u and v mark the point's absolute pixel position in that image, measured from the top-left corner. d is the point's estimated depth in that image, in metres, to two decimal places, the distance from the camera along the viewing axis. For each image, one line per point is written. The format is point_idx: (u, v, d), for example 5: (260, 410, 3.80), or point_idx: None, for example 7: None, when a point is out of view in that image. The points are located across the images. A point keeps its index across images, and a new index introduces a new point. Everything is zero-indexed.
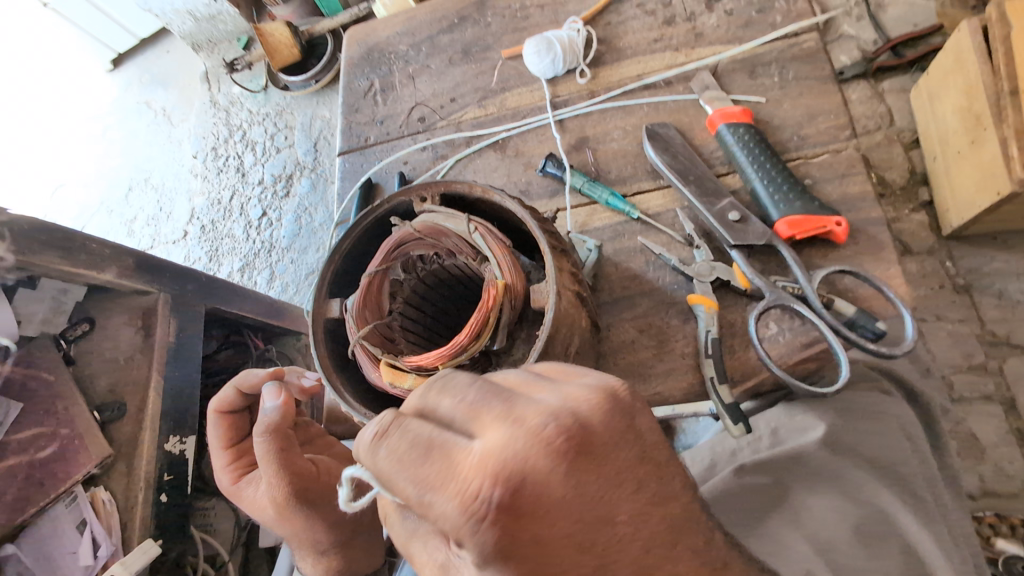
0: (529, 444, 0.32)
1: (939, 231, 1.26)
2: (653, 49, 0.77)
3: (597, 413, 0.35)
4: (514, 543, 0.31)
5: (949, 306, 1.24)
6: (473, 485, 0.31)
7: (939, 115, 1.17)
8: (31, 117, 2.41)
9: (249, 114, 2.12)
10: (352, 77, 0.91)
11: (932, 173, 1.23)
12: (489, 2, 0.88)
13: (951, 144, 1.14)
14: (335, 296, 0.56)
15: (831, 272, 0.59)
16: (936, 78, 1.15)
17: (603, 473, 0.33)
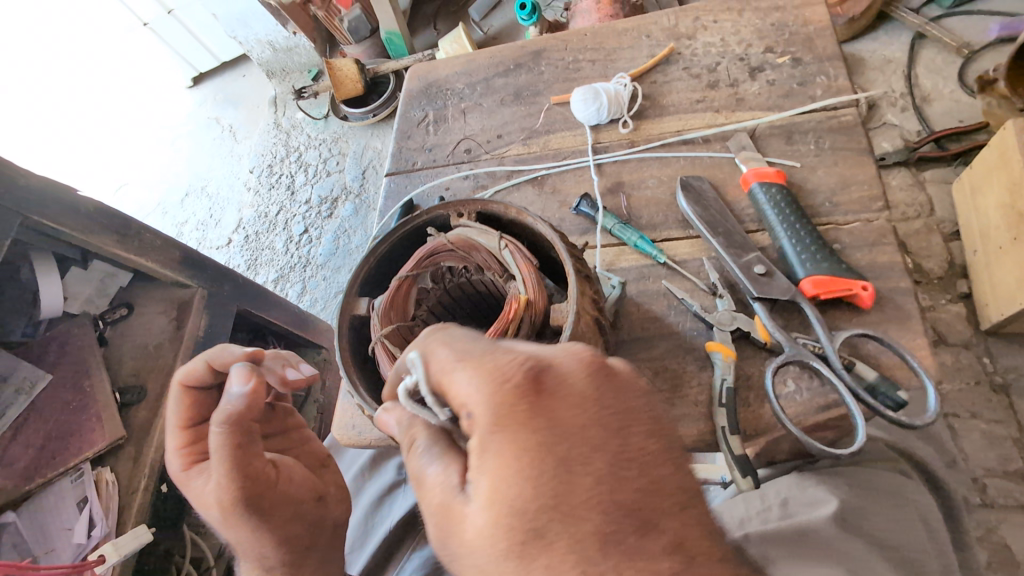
0: (558, 354, 0.40)
1: (978, 325, 1.23)
2: (694, 109, 0.81)
3: (618, 365, 0.42)
4: (530, 408, 0.37)
5: (984, 404, 1.19)
6: (507, 362, 0.38)
7: (981, 207, 1.17)
8: (112, 120, 2.62)
9: (307, 138, 2.26)
10: (409, 107, 0.98)
11: (971, 265, 1.22)
12: (544, 53, 0.94)
13: (993, 237, 1.13)
14: (364, 296, 0.58)
15: (853, 335, 0.58)
16: (979, 171, 1.16)
17: (615, 403, 0.39)
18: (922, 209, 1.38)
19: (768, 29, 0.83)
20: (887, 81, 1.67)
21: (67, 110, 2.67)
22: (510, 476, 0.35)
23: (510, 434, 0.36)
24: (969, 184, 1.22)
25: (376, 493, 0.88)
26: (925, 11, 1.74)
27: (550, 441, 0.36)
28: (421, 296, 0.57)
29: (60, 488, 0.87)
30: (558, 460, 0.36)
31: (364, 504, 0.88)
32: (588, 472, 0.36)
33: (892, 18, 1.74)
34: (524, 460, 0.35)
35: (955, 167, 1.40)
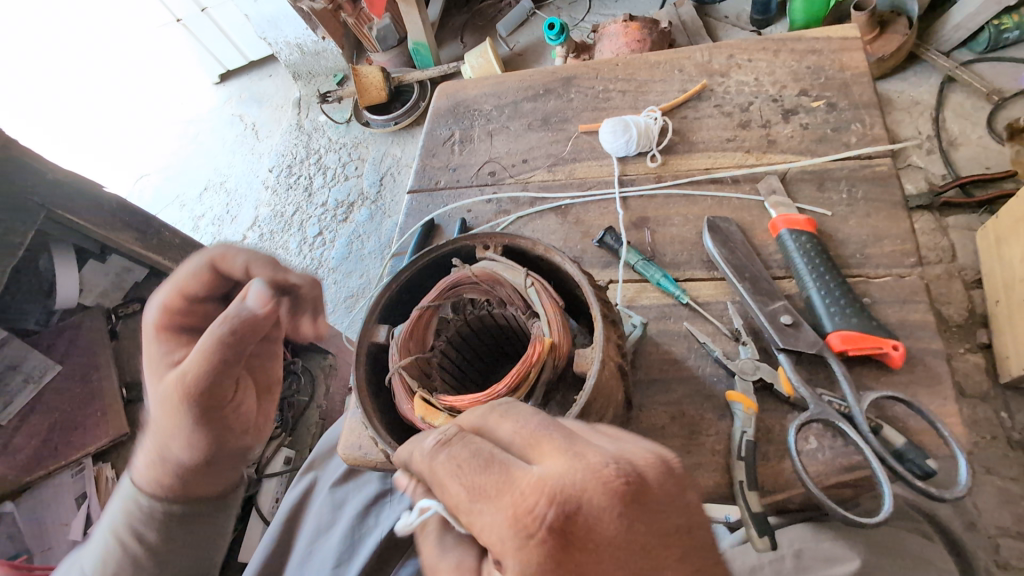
0: (588, 477, 0.33)
1: (996, 377, 1.20)
2: (724, 148, 0.80)
3: (658, 467, 0.35)
4: (558, 560, 0.32)
5: (1001, 460, 1.16)
6: (528, 501, 0.33)
7: (1006, 259, 1.15)
8: (137, 112, 2.66)
9: (328, 142, 2.27)
10: (435, 125, 0.98)
11: (993, 316, 1.19)
12: (575, 80, 0.94)
13: (1017, 289, 1.11)
14: (383, 322, 0.57)
15: (881, 397, 0.57)
16: (1005, 222, 1.14)
17: (655, 530, 0.33)
18: (944, 255, 1.36)
19: (803, 71, 0.83)
20: (913, 123, 1.67)
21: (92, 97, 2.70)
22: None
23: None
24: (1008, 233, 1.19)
25: (362, 505, 0.83)
26: (956, 55, 1.73)
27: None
28: (441, 328, 0.56)
29: (59, 481, 1.03)
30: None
31: (347, 517, 0.82)
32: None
33: (921, 60, 1.73)
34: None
35: (980, 215, 1.38)
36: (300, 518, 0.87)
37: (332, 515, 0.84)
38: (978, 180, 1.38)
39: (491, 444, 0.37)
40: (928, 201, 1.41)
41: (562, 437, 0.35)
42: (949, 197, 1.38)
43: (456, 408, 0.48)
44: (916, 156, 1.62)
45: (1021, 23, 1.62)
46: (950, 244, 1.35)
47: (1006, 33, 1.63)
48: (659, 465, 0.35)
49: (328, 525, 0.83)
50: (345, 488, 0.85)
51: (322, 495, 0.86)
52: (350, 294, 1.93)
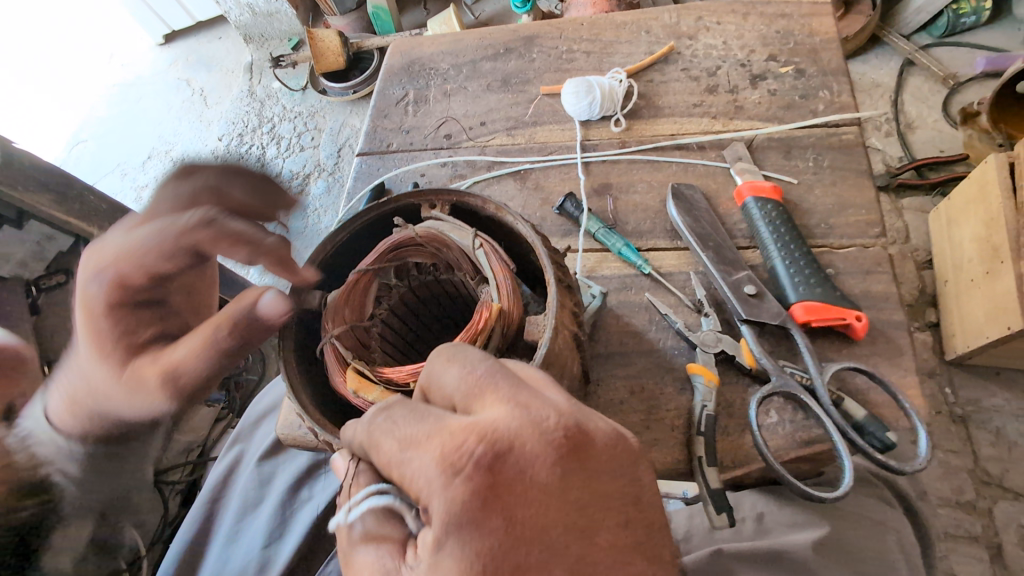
0: (526, 424, 0.34)
1: (942, 354, 1.23)
2: (690, 113, 0.76)
3: (605, 431, 0.36)
4: (484, 504, 0.32)
5: (944, 434, 1.18)
6: (457, 441, 0.33)
7: (956, 239, 1.17)
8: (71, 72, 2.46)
9: (282, 110, 2.15)
10: (388, 84, 0.91)
11: (942, 296, 1.22)
12: (537, 40, 0.88)
13: (965, 269, 1.13)
14: (317, 288, 0.52)
15: (843, 368, 0.55)
16: (957, 203, 1.15)
17: (591, 487, 0.34)
18: (898, 235, 1.38)
19: (772, 36, 0.80)
20: (874, 104, 1.68)
21: None
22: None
23: (456, 527, 0.31)
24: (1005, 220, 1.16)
25: (291, 479, 0.78)
26: (915, 39, 1.75)
27: (508, 542, 0.31)
28: (384, 296, 0.51)
29: None
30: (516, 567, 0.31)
31: (276, 492, 0.78)
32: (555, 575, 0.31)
33: (883, 42, 1.74)
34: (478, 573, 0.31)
35: (933, 197, 1.41)
36: (223, 502, 0.80)
37: (259, 492, 0.79)
38: (933, 162, 1.40)
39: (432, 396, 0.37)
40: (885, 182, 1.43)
41: (506, 383, 0.35)
42: (905, 178, 1.40)
43: (393, 380, 0.44)
44: (874, 138, 1.64)
45: (978, 8, 1.64)
46: (905, 224, 1.37)
47: (964, 18, 1.66)
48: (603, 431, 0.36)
49: (255, 503, 0.78)
50: (275, 462, 0.81)
51: (247, 473, 0.80)
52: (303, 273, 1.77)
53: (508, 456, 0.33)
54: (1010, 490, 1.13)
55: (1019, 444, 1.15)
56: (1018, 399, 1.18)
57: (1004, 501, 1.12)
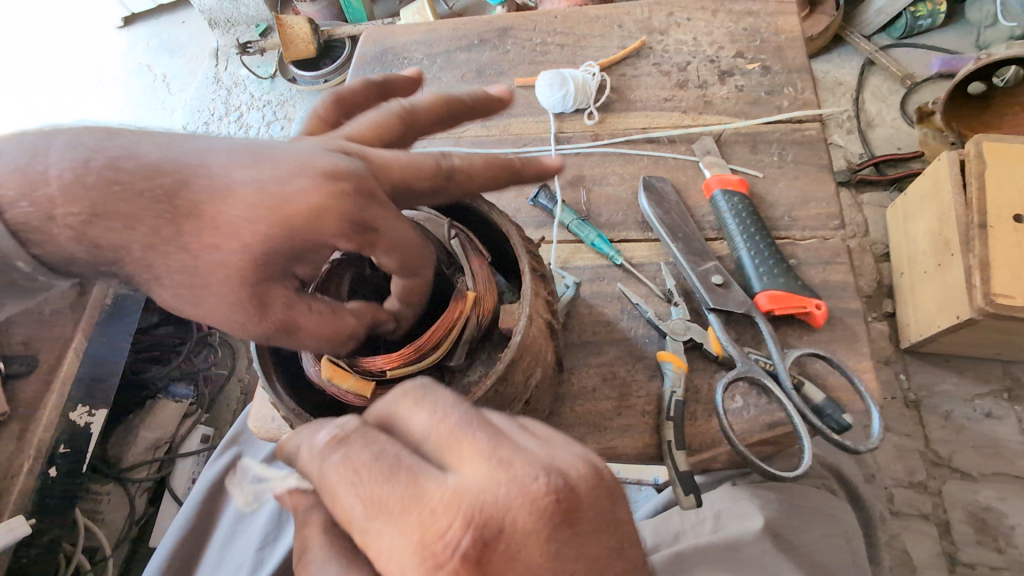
0: (511, 491, 0.29)
1: (898, 343, 1.29)
2: (662, 107, 0.78)
3: (589, 475, 0.31)
4: None
5: (899, 418, 1.24)
6: (440, 522, 0.29)
7: (912, 232, 1.22)
8: (25, 55, 2.36)
9: (250, 99, 2.09)
10: (360, 73, 0.90)
11: (898, 287, 1.27)
12: (512, 31, 0.89)
13: (920, 261, 1.18)
14: None
15: (803, 354, 0.58)
16: (913, 199, 1.21)
17: (581, 548, 0.30)
18: (858, 229, 1.44)
19: (740, 33, 0.82)
20: (837, 102, 1.74)
21: None
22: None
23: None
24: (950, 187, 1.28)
25: None
26: (876, 39, 1.82)
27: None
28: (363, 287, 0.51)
29: None
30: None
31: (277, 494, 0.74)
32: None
33: (845, 42, 1.81)
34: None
35: (891, 192, 1.47)
36: (224, 500, 0.79)
37: None
38: (891, 159, 1.46)
39: (399, 445, 0.32)
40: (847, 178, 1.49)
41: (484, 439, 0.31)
42: (865, 174, 1.46)
43: (369, 369, 0.44)
44: (837, 135, 1.70)
45: (933, 11, 1.72)
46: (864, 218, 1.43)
47: (920, 20, 1.73)
48: (587, 479, 0.31)
49: (253, 507, 0.75)
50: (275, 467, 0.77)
51: (249, 473, 0.78)
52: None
53: (494, 539, 0.29)
54: (958, 470, 1.19)
55: (966, 427, 1.22)
56: (967, 384, 1.24)
57: (952, 481, 1.19)
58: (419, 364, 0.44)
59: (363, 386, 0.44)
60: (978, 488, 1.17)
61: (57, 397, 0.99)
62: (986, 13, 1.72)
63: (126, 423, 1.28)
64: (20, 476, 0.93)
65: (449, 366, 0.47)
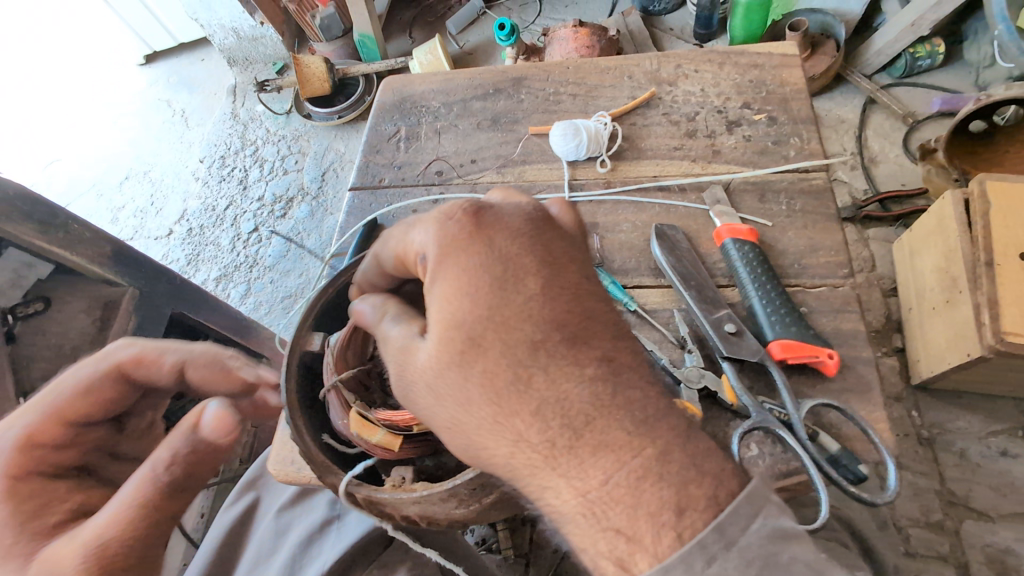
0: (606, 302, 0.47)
1: (909, 379, 1.29)
2: (672, 156, 0.81)
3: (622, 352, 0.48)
4: (578, 307, 0.45)
5: (912, 456, 1.24)
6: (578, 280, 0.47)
7: (918, 269, 1.23)
8: (63, 99, 2.63)
9: (265, 133, 2.35)
10: (380, 121, 0.94)
11: (907, 323, 1.28)
12: (526, 82, 0.93)
13: (927, 297, 1.19)
14: (318, 329, 0.56)
15: (817, 404, 0.58)
16: (918, 237, 1.22)
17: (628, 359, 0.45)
18: (865, 265, 1.46)
19: (747, 84, 0.85)
20: (840, 140, 1.80)
21: (32, 89, 2.71)
22: (431, 338, 0.45)
23: (456, 263, 0.45)
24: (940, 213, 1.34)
25: (304, 534, 0.75)
26: (877, 78, 1.91)
27: (469, 310, 0.44)
28: None
29: None
30: (450, 342, 0.44)
31: (291, 543, 0.74)
32: (476, 377, 0.43)
33: (847, 81, 1.89)
34: (445, 311, 0.45)
35: (896, 228, 1.50)
36: (240, 547, 0.79)
37: (274, 543, 0.76)
38: (895, 196, 1.49)
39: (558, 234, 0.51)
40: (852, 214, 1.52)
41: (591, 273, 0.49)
42: (870, 211, 1.49)
43: (396, 423, 0.47)
44: (842, 172, 1.75)
45: (932, 53, 1.81)
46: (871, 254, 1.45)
47: (920, 61, 1.83)
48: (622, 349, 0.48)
49: (268, 555, 0.75)
50: (292, 514, 0.79)
51: (268, 517, 0.79)
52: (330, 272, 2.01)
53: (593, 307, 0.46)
54: (977, 510, 1.17)
55: (982, 465, 1.21)
56: (981, 422, 1.24)
57: (969, 521, 1.17)
58: (445, 419, 0.48)
59: (392, 439, 0.47)
60: (996, 529, 1.15)
61: None
62: (984, 55, 1.81)
63: None
64: None
65: None
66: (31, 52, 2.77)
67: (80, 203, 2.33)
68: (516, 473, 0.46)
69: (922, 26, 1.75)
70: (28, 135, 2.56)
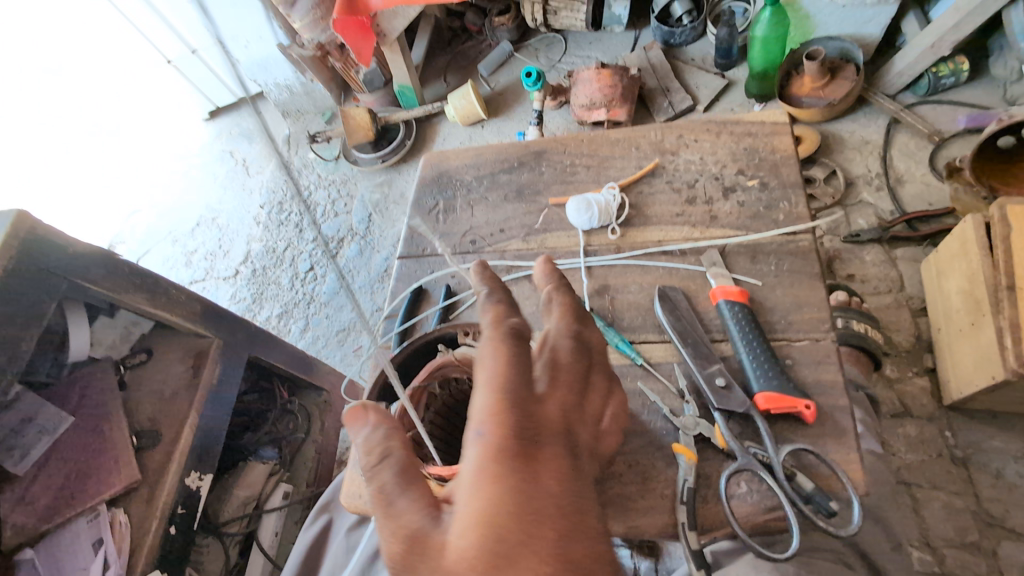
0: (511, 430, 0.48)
1: (941, 400, 1.49)
2: (674, 222, 0.92)
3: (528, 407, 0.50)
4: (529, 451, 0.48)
5: (946, 477, 1.42)
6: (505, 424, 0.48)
7: (947, 289, 1.47)
8: (135, 155, 2.93)
9: (317, 179, 2.59)
10: (421, 194, 1.09)
11: (938, 342, 1.51)
12: (546, 155, 1.06)
13: (954, 316, 1.43)
14: (382, 395, 0.72)
15: (795, 448, 0.68)
16: (945, 261, 1.46)
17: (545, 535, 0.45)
18: (896, 286, 1.68)
19: (741, 152, 0.95)
20: (866, 161, 1.93)
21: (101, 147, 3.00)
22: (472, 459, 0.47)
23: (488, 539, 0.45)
24: (958, 238, 1.39)
25: (369, 553, 0.90)
26: (901, 97, 2.00)
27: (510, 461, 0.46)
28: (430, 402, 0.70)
29: (78, 526, 1.08)
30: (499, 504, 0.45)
31: (360, 559, 0.90)
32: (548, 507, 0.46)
33: (870, 102, 2.01)
34: (484, 467, 0.46)
35: (924, 246, 1.71)
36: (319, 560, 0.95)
37: (345, 558, 0.92)
38: (921, 218, 1.71)
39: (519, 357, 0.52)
40: (880, 235, 1.75)
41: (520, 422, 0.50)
42: (898, 231, 1.72)
43: (442, 476, 0.61)
44: (867, 193, 1.89)
45: (955, 70, 1.88)
46: (899, 275, 1.68)
47: (943, 79, 1.90)
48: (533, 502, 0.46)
49: (342, 568, 0.91)
50: (359, 533, 0.94)
51: (339, 539, 0.95)
52: (379, 308, 2.20)
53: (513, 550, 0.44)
54: (1012, 530, 1.34)
55: (1018, 485, 1.38)
56: (1015, 442, 1.42)
57: (1007, 540, 1.33)
58: None
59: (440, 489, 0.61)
60: None
61: (177, 466, 1.18)
62: (1011, 70, 1.86)
63: (222, 482, 1.48)
64: (149, 534, 1.12)
65: None
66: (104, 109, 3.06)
67: (159, 249, 2.61)
68: None
69: (943, 46, 1.81)
70: (103, 188, 2.86)
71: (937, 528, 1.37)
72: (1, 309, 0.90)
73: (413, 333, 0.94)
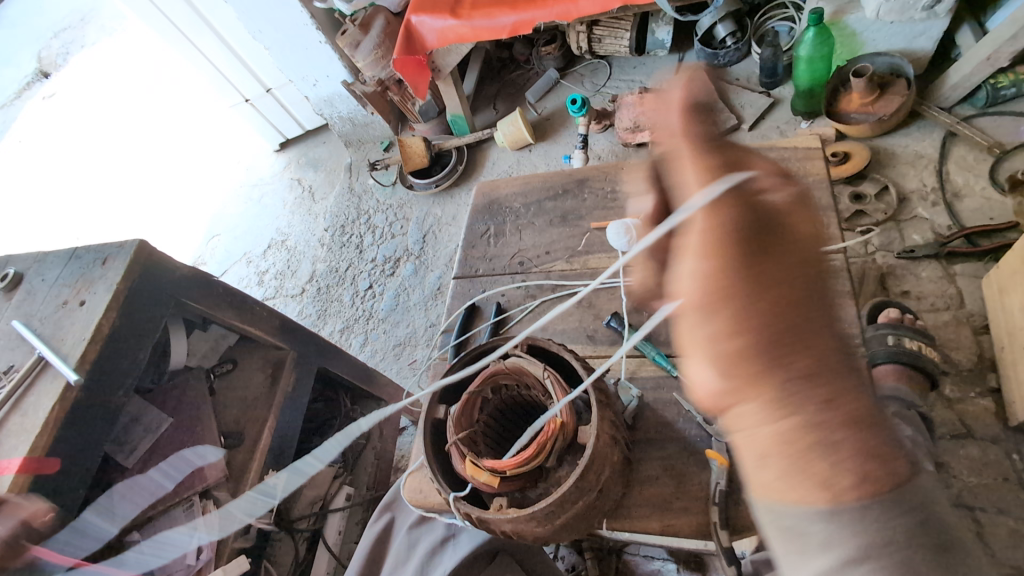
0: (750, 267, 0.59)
1: (1005, 421, 1.44)
2: None
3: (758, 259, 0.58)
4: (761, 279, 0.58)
5: (1013, 501, 1.37)
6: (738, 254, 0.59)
7: (1008, 305, 1.43)
8: (212, 183, 3.21)
9: (376, 204, 2.77)
10: (474, 221, 1.20)
11: (999, 360, 1.47)
12: (588, 182, 1.15)
13: (1017, 334, 1.38)
14: (442, 399, 0.82)
15: None
16: (1006, 275, 1.43)
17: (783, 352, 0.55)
18: (954, 302, 1.64)
19: None
20: (920, 175, 1.89)
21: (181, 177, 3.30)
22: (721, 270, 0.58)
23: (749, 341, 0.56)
24: (1018, 254, 1.36)
25: (428, 547, 0.99)
26: (958, 109, 1.96)
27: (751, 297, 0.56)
28: (483, 404, 0.80)
29: (175, 514, 1.23)
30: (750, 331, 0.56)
31: (420, 553, 0.99)
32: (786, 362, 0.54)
33: (923, 116, 1.97)
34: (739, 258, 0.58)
35: (984, 261, 1.66)
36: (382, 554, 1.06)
37: (407, 552, 1.02)
38: (981, 232, 1.66)
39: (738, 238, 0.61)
40: (935, 251, 1.71)
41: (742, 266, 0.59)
42: (955, 247, 1.68)
43: (494, 469, 0.69)
44: (922, 208, 1.85)
45: (1016, 81, 1.83)
46: (957, 292, 1.63)
47: (1003, 90, 1.85)
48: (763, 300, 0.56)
49: (404, 561, 1.01)
50: (419, 530, 1.04)
51: (401, 535, 1.05)
52: (433, 324, 2.33)
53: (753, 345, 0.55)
54: None
55: None
56: None
57: None
58: (527, 466, 0.69)
59: (493, 479, 0.69)
60: None
61: (257, 464, 1.31)
62: None
63: (292, 482, 1.62)
64: (234, 524, 1.24)
65: (547, 466, 0.72)
66: (185, 141, 3.37)
67: (235, 269, 2.86)
68: (576, 503, 0.67)
69: (1000, 58, 1.77)
70: (183, 213, 3.14)
71: (1003, 555, 1.32)
72: (122, 321, 1.07)
73: (467, 346, 1.05)
